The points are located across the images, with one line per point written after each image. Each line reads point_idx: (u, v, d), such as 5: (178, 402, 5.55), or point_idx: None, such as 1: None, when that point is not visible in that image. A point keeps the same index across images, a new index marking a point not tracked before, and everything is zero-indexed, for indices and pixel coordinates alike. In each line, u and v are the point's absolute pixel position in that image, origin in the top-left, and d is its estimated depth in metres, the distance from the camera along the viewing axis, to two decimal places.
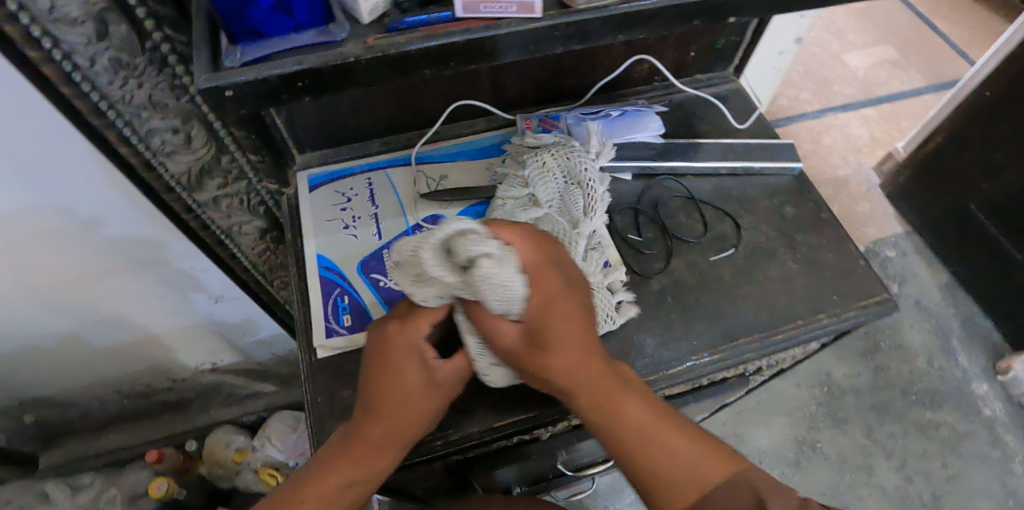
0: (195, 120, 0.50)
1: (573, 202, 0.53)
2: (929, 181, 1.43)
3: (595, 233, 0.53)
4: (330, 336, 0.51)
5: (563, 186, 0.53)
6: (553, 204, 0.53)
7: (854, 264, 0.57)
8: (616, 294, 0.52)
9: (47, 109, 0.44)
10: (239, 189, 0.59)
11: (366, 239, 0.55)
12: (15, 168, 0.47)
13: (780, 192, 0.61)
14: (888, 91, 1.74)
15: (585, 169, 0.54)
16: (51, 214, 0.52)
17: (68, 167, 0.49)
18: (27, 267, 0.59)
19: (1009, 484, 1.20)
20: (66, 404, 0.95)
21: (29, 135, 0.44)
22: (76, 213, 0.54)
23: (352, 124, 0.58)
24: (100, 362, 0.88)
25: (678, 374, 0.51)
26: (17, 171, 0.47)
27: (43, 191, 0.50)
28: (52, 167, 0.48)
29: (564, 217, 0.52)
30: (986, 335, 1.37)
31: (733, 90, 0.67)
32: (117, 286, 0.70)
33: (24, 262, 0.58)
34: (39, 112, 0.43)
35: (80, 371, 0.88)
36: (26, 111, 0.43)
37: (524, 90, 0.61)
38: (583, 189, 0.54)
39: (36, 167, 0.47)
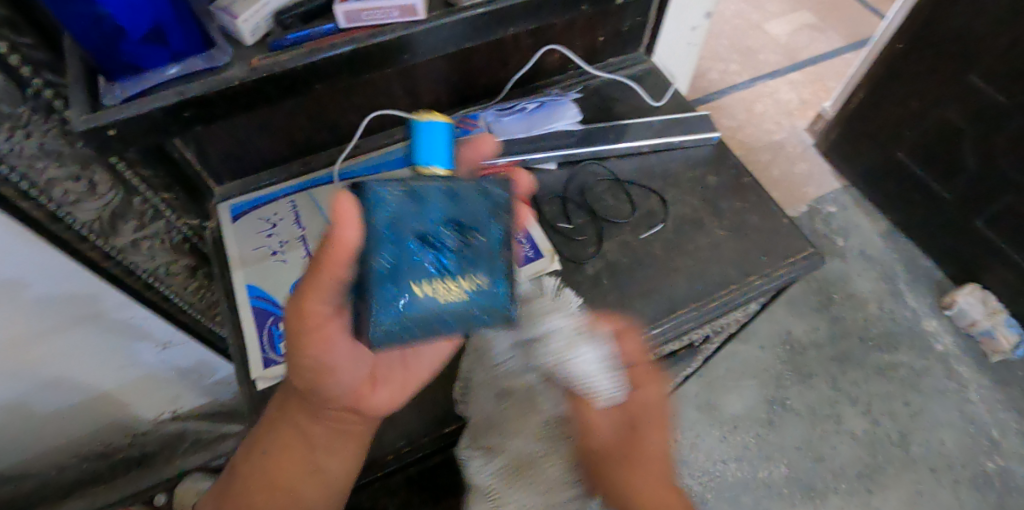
0: (95, 164, 0.49)
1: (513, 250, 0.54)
2: (858, 135, 1.49)
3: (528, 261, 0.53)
4: (268, 366, 0.50)
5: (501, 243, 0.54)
6: None
7: (778, 224, 0.59)
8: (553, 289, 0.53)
9: None
10: (157, 229, 0.57)
11: (295, 262, 0.54)
12: None
13: (701, 163, 0.62)
14: (811, 54, 1.81)
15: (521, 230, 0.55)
16: None
17: None
18: None
19: (967, 412, 1.27)
20: (17, 477, 0.90)
21: None
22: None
23: (268, 148, 0.57)
24: (48, 429, 0.84)
25: None
26: None
27: None
28: None
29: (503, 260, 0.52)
30: (929, 274, 1.44)
31: (646, 69, 0.69)
32: (54, 346, 0.68)
33: None
34: None
35: (31, 440, 0.84)
36: None
37: (439, 93, 0.60)
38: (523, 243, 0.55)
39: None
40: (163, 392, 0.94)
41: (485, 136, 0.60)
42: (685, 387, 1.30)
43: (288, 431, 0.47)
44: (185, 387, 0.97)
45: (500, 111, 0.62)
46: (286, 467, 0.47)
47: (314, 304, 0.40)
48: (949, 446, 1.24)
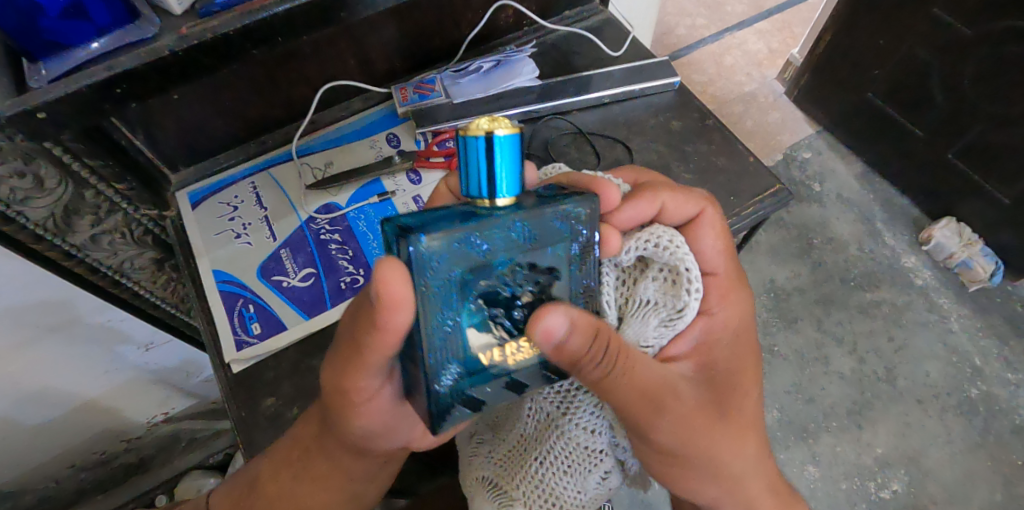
0: (40, 157, 0.46)
1: None
2: (828, 79, 1.49)
3: None
4: (241, 348, 0.49)
5: None
6: None
7: (746, 163, 0.58)
8: None
9: None
10: (115, 223, 0.55)
11: (260, 243, 0.54)
12: None
13: (664, 109, 0.62)
14: (776, 2, 1.80)
15: None
16: None
17: None
18: None
19: (949, 342, 1.30)
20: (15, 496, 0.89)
21: None
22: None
23: (219, 130, 0.55)
24: (36, 444, 0.83)
25: None
26: None
27: None
28: None
29: None
30: (905, 211, 1.46)
31: (603, 20, 0.68)
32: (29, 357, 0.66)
33: None
34: None
35: (21, 455, 0.83)
36: None
37: (392, 60, 0.59)
38: None
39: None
40: (151, 396, 0.94)
41: (442, 99, 0.59)
42: None
43: (320, 457, 0.43)
44: (172, 389, 0.97)
45: (456, 73, 0.60)
46: (308, 484, 0.43)
47: (363, 328, 0.34)
48: (934, 376, 1.27)
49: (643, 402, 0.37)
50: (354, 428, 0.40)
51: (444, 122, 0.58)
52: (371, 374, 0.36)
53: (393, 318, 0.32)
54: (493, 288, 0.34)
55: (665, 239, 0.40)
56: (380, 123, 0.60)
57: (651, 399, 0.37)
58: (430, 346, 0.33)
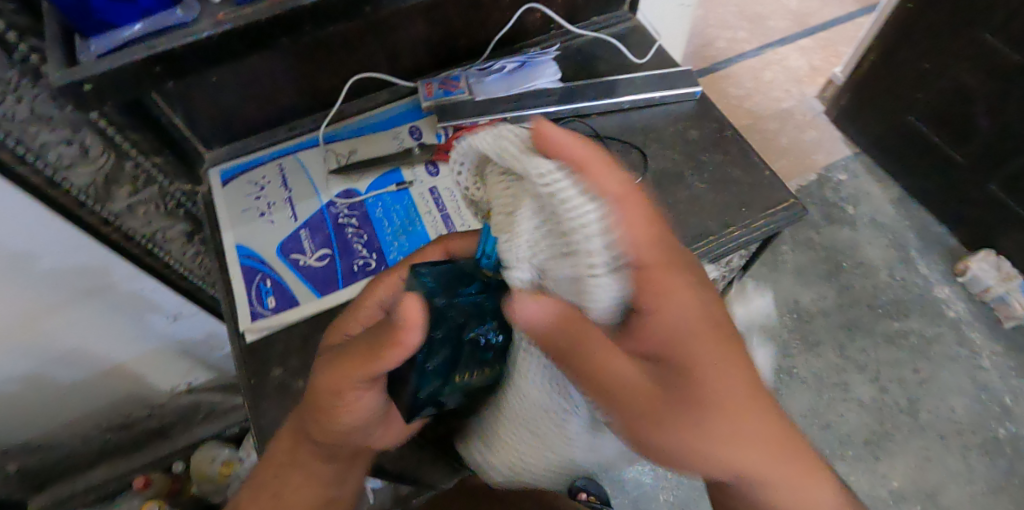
0: (86, 128, 0.49)
1: None
2: (869, 100, 1.45)
3: None
4: (256, 319, 0.51)
5: None
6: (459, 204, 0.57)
7: (760, 176, 0.58)
8: None
9: None
10: (151, 195, 0.58)
11: (282, 223, 0.56)
12: None
13: (682, 118, 0.62)
14: (821, 19, 1.77)
15: None
16: None
17: None
18: None
19: (978, 378, 1.25)
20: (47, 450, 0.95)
21: None
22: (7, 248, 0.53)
23: (252, 113, 0.58)
24: (67, 401, 0.88)
25: None
26: None
27: None
28: None
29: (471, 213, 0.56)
30: (941, 240, 1.41)
31: (630, 27, 0.69)
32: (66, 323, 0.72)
33: None
34: None
35: (53, 411, 0.88)
36: None
37: (419, 55, 0.61)
38: None
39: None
40: (174, 365, 0.99)
41: (465, 96, 0.61)
42: None
43: (297, 468, 0.46)
44: (196, 361, 1.02)
45: (481, 72, 0.62)
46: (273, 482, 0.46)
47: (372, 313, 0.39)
48: (959, 412, 1.22)
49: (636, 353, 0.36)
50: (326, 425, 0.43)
51: (465, 117, 0.60)
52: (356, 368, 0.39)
53: (404, 337, 0.35)
54: (463, 323, 0.36)
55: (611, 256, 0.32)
56: (404, 115, 0.62)
57: (654, 349, 0.36)
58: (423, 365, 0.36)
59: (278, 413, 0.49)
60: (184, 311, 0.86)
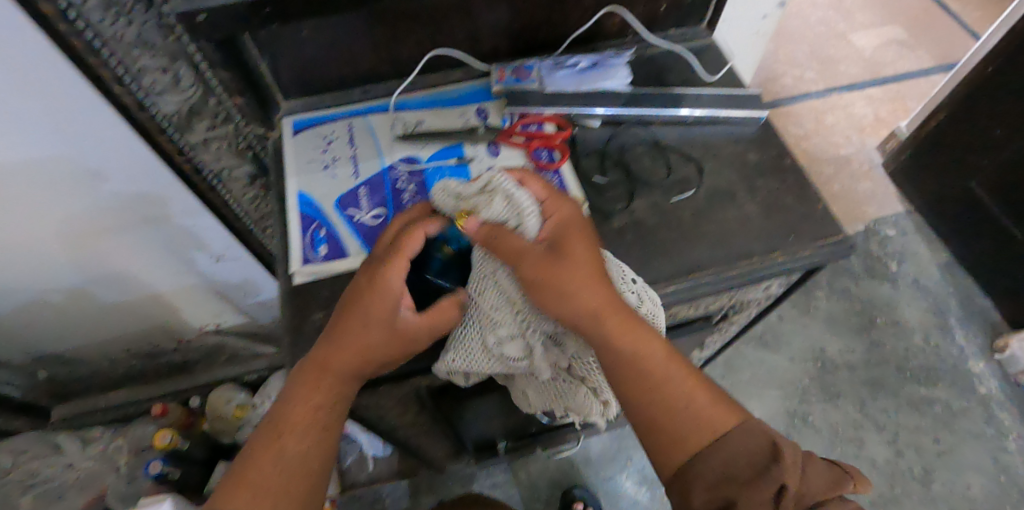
0: (182, 60, 0.54)
1: None
2: (932, 159, 1.42)
3: None
4: (306, 264, 0.54)
5: None
6: None
7: (814, 208, 0.58)
8: None
9: (45, 49, 0.47)
10: (226, 133, 0.62)
11: (344, 178, 0.58)
12: (23, 115, 0.51)
13: (744, 139, 0.62)
14: (894, 70, 1.73)
15: (548, 175, 0.58)
16: (59, 164, 0.58)
17: (74, 112, 0.53)
18: (41, 218, 0.64)
19: (1001, 461, 1.21)
20: (77, 360, 1.07)
21: (35, 79, 0.49)
22: (82, 167, 0.59)
23: (332, 70, 0.61)
24: (108, 314, 0.97)
25: None
26: (24, 116, 0.51)
27: (55, 142, 0.55)
28: (59, 111, 0.52)
29: None
30: (985, 313, 1.37)
31: (706, 44, 0.69)
32: (118, 243, 0.76)
33: (35, 214, 0.63)
34: (39, 56, 0.47)
35: (96, 320, 0.97)
36: (31, 56, 0.47)
37: (497, 39, 0.63)
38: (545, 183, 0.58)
39: (33, 120, 0.52)
40: (207, 303, 1.06)
41: (535, 86, 0.62)
42: None
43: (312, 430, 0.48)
44: (230, 303, 1.08)
45: (554, 65, 0.64)
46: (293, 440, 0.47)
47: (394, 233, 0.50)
48: (975, 491, 1.18)
49: (546, 265, 0.46)
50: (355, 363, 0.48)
51: (532, 105, 0.61)
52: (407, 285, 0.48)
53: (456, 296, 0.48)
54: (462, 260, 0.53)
55: (523, 196, 0.49)
56: (473, 96, 0.64)
57: (562, 265, 0.46)
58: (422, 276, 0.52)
59: None
60: (229, 255, 0.90)
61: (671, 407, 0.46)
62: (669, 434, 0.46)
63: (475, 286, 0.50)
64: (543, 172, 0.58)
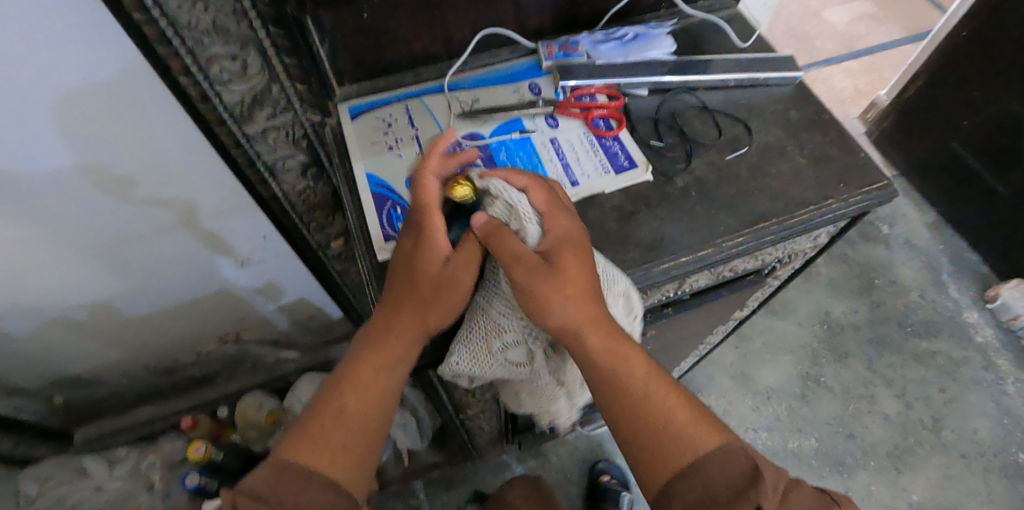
0: (253, 47, 0.53)
1: (601, 155, 0.60)
2: (914, 124, 1.49)
3: (610, 166, 0.59)
4: (388, 240, 0.55)
5: (590, 150, 0.60)
6: (578, 156, 0.60)
7: (856, 158, 0.62)
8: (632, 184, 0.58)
9: (97, 33, 0.50)
10: (285, 121, 0.62)
11: (410, 157, 0.60)
12: (61, 119, 0.55)
13: (783, 100, 0.66)
14: (868, 44, 1.82)
15: (609, 142, 0.61)
16: (96, 170, 0.62)
17: (115, 112, 0.57)
18: (76, 229, 0.69)
19: (1003, 403, 1.28)
20: (95, 383, 1.08)
21: (76, 73, 0.52)
22: (114, 173, 0.64)
23: (387, 54, 0.62)
24: (131, 326, 0.97)
25: (691, 262, 0.55)
26: (59, 121, 0.55)
27: (89, 147, 0.59)
28: (96, 111, 0.56)
29: (591, 165, 0.59)
30: (974, 267, 1.44)
31: (733, 14, 0.73)
32: (146, 252, 0.79)
33: (73, 225, 0.68)
34: (84, 41, 0.50)
35: (115, 337, 0.98)
36: (77, 44, 0.50)
37: (543, 17, 0.65)
38: (607, 148, 0.60)
39: (73, 129, 0.57)
40: (229, 311, 1.05)
41: (584, 60, 0.65)
42: (720, 353, 1.35)
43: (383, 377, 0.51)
44: (253, 308, 1.07)
45: (599, 39, 0.66)
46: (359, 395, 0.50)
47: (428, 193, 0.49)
48: (982, 434, 1.25)
49: (535, 277, 0.46)
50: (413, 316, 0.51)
51: (584, 77, 0.63)
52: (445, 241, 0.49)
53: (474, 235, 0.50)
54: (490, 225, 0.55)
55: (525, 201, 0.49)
56: (524, 72, 0.65)
57: (552, 282, 0.46)
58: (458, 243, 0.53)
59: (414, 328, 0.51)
60: (253, 259, 0.91)
61: (653, 424, 0.47)
62: (652, 448, 0.46)
63: (484, 295, 0.52)
64: (603, 139, 0.61)
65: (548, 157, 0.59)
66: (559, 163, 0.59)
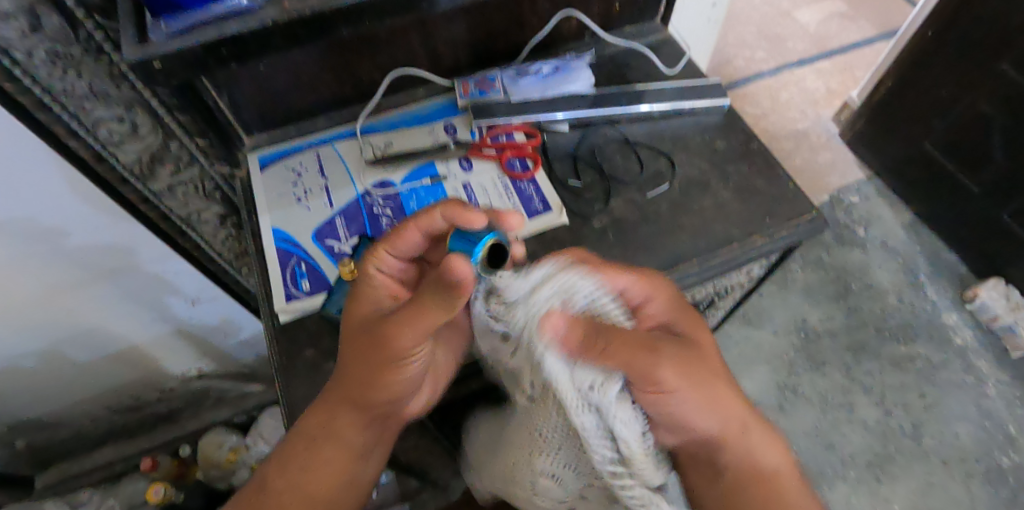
0: (138, 107, 0.53)
1: (512, 201, 0.58)
2: (885, 124, 1.46)
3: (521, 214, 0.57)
4: (290, 301, 0.53)
5: (502, 195, 0.58)
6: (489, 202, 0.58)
7: (785, 187, 0.59)
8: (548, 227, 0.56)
9: None
10: (191, 176, 0.61)
11: (318, 209, 0.58)
12: None
13: (710, 128, 0.64)
14: (840, 42, 1.79)
15: (524, 186, 0.59)
16: (14, 224, 0.55)
17: (13, 158, 0.49)
18: None
19: (984, 406, 1.24)
20: (58, 425, 0.96)
21: None
22: (36, 225, 0.56)
23: (295, 102, 0.60)
24: (77, 379, 0.85)
25: None
26: None
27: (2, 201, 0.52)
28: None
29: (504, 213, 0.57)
30: (952, 267, 1.41)
31: (662, 39, 0.70)
32: (87, 300, 0.69)
33: None
34: None
35: (59, 390, 0.86)
36: None
37: (458, 54, 0.63)
38: (518, 193, 0.58)
39: None
40: (185, 350, 0.94)
41: (500, 96, 0.62)
42: None
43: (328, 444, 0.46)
44: (211, 346, 0.97)
45: (518, 72, 0.63)
46: (332, 446, 0.46)
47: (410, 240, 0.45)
48: (963, 439, 1.21)
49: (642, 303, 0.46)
50: (382, 399, 0.45)
51: (500, 117, 0.61)
52: (421, 330, 0.41)
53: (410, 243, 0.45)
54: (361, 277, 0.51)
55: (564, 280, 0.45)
56: (439, 112, 0.64)
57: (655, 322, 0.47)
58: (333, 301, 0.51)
59: (311, 391, 0.50)
60: (205, 297, 0.82)
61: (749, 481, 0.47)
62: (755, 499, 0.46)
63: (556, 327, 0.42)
64: (519, 182, 0.59)
65: (459, 205, 0.58)
66: None
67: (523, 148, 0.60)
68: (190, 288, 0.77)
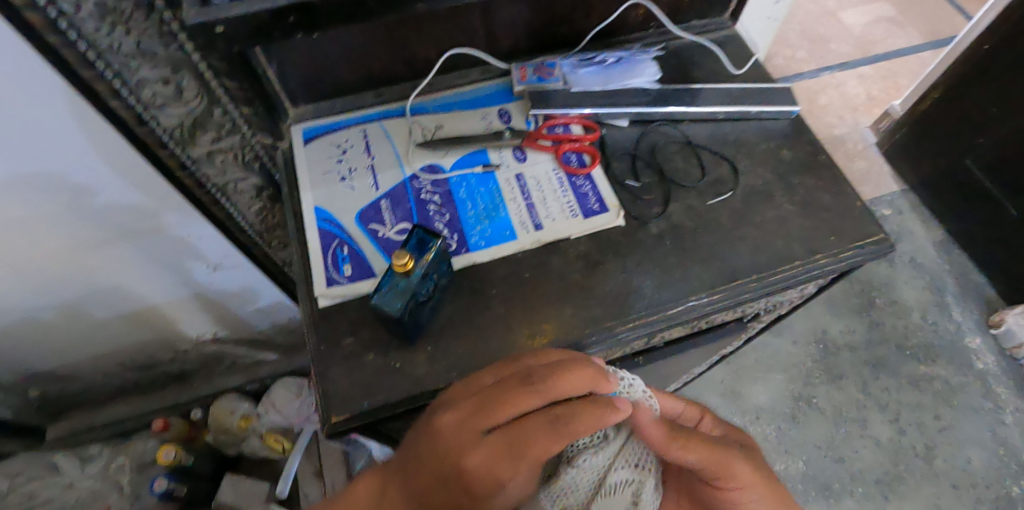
0: (185, 69, 0.50)
1: (566, 197, 0.55)
2: (926, 137, 1.41)
3: (575, 211, 0.54)
4: (330, 285, 0.51)
5: (557, 191, 0.55)
6: (541, 198, 0.55)
7: (851, 205, 0.56)
8: (604, 227, 0.54)
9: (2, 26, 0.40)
10: (232, 143, 0.59)
11: (363, 190, 0.55)
12: None
13: (775, 135, 0.60)
14: (885, 48, 1.72)
15: (580, 183, 0.56)
16: (45, 180, 0.52)
17: (47, 111, 0.47)
18: (20, 239, 0.58)
19: (1000, 434, 1.21)
20: (74, 377, 0.93)
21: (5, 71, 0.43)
22: (67, 182, 0.54)
23: (345, 75, 0.58)
24: (96, 333, 0.84)
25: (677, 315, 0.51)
26: None
27: (32, 158, 0.50)
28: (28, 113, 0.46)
29: (558, 209, 0.55)
30: (980, 290, 1.37)
31: (729, 35, 0.67)
32: (112, 257, 0.67)
33: (17, 233, 0.57)
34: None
35: (76, 345, 0.85)
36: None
37: (517, 36, 0.60)
38: (573, 190, 0.55)
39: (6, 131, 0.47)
40: (205, 314, 0.92)
41: (560, 85, 0.59)
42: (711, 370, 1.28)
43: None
44: (229, 312, 0.94)
45: (578, 62, 0.61)
46: None
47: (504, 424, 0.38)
48: (975, 465, 1.19)
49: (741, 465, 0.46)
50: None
51: (557, 107, 0.58)
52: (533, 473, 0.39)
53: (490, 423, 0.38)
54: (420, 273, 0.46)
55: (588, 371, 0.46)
56: (494, 97, 0.61)
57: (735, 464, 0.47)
58: (383, 289, 0.45)
59: (346, 381, 0.48)
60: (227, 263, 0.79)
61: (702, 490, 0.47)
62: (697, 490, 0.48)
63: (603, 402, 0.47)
64: (575, 177, 0.56)
65: (511, 197, 0.55)
66: (522, 205, 0.55)
67: (580, 141, 0.58)
68: (214, 253, 0.75)
